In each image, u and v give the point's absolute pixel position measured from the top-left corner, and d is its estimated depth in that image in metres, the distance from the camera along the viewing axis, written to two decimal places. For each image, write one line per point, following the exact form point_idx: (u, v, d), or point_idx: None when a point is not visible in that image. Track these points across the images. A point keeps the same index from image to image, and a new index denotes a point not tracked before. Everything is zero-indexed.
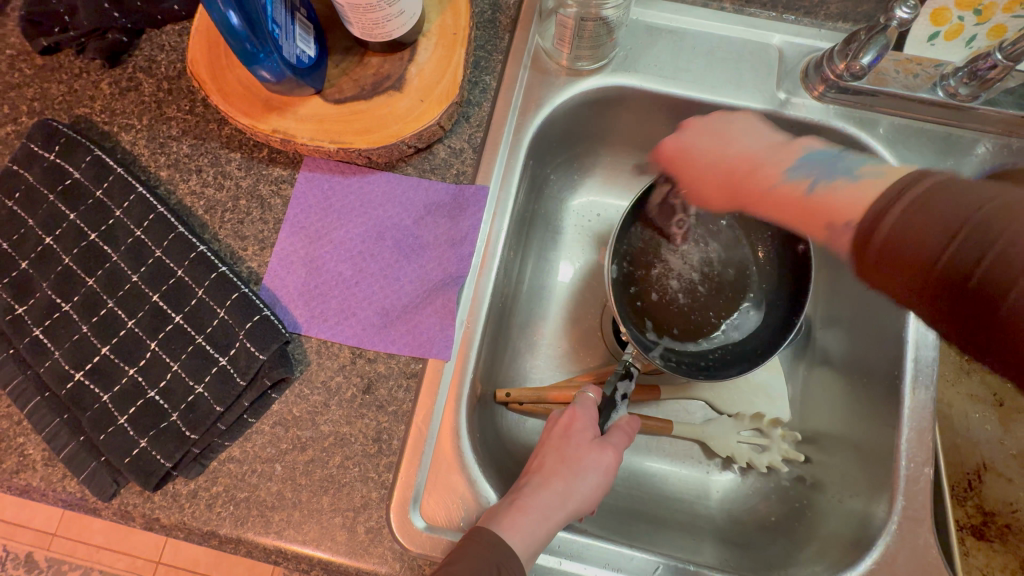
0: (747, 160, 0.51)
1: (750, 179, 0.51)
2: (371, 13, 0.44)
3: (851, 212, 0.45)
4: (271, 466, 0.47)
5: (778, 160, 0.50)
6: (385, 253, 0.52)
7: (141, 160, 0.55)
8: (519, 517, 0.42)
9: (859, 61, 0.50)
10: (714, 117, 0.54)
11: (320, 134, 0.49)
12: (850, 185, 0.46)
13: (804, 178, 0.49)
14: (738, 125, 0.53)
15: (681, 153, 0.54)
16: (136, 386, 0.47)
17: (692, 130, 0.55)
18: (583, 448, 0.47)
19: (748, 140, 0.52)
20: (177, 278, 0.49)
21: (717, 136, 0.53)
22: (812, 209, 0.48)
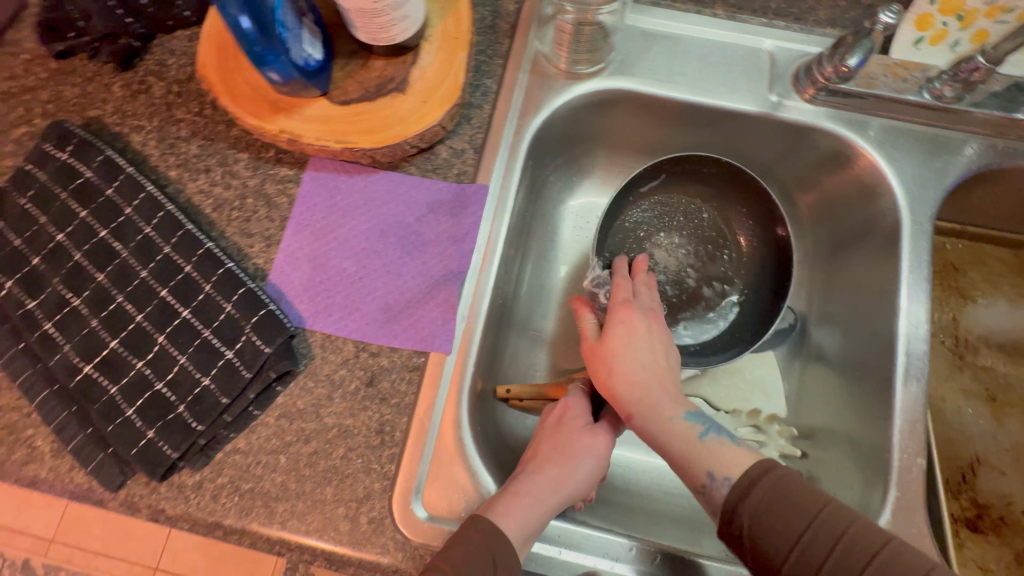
0: (654, 378, 0.47)
1: (644, 407, 0.45)
2: (378, 17, 0.46)
3: (723, 466, 0.42)
4: (276, 458, 0.48)
5: (670, 411, 0.45)
6: (388, 250, 0.53)
7: (151, 161, 0.56)
8: (513, 503, 0.43)
9: (846, 63, 0.52)
10: (647, 324, 0.50)
11: (326, 134, 0.51)
12: (713, 451, 0.43)
13: (693, 425, 0.44)
14: (642, 342, 0.48)
15: (607, 343, 0.49)
16: (143, 379, 0.48)
17: (620, 330, 0.49)
18: (575, 434, 0.48)
19: (652, 357, 0.48)
20: (185, 274, 0.51)
21: (641, 347, 0.48)
22: (668, 437, 0.44)
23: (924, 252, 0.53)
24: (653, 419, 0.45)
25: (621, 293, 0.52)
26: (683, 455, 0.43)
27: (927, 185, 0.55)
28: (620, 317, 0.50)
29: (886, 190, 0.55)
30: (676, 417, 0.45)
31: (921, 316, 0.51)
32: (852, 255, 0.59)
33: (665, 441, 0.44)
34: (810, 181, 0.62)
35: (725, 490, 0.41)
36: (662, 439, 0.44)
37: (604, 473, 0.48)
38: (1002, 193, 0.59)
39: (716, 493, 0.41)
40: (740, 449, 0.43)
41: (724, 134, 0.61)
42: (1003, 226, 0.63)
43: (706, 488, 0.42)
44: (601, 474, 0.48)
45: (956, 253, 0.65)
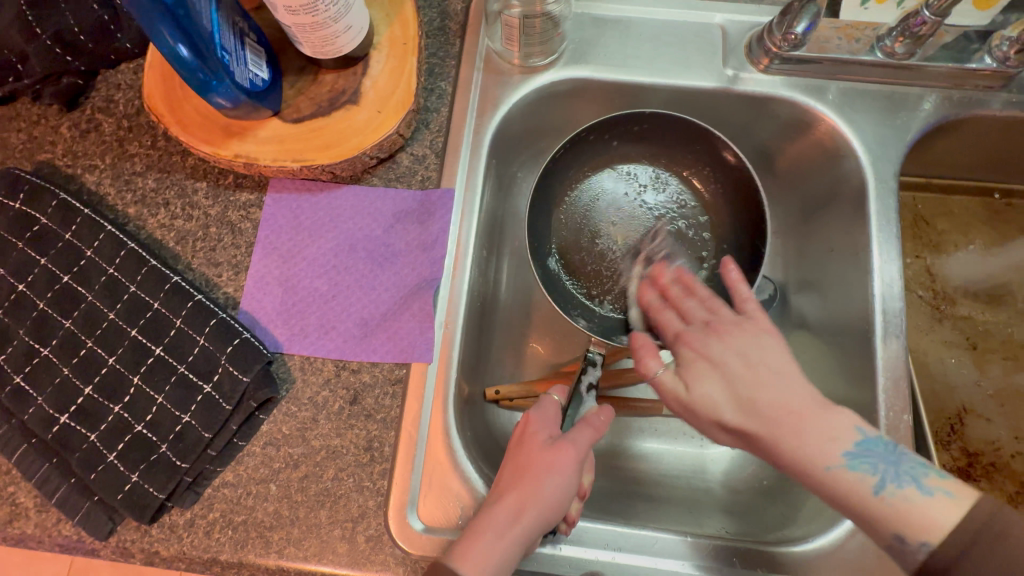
0: (800, 393, 0.40)
1: (783, 433, 0.39)
2: (318, 30, 0.46)
3: (920, 531, 0.36)
4: (266, 486, 0.47)
5: (814, 440, 0.38)
6: (358, 264, 0.52)
7: (108, 199, 0.55)
8: (472, 543, 0.42)
9: (793, 30, 0.53)
10: (722, 340, 0.44)
11: (281, 154, 0.50)
12: (893, 508, 0.37)
13: (862, 475, 0.38)
14: (774, 344, 0.43)
15: (682, 403, 0.43)
16: (122, 423, 0.47)
17: (703, 352, 0.44)
18: (534, 451, 0.45)
19: (759, 372, 0.41)
20: (155, 311, 0.50)
21: (744, 368, 0.42)
22: (838, 491, 0.38)
23: (892, 210, 0.53)
24: (807, 455, 0.38)
25: (668, 326, 0.49)
26: (865, 510, 0.37)
27: (887, 143, 0.55)
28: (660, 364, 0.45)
29: (849, 153, 0.55)
30: (848, 433, 0.38)
31: (894, 274, 0.52)
32: (823, 219, 0.60)
33: (842, 493, 0.38)
34: (774, 150, 0.62)
35: (923, 555, 0.35)
36: (843, 503, 0.38)
37: (577, 485, 0.45)
38: (963, 144, 0.59)
39: (912, 557, 0.36)
40: (935, 500, 0.36)
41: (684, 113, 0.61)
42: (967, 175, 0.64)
43: (902, 553, 0.36)
44: (573, 487, 0.45)
45: (926, 207, 0.65)
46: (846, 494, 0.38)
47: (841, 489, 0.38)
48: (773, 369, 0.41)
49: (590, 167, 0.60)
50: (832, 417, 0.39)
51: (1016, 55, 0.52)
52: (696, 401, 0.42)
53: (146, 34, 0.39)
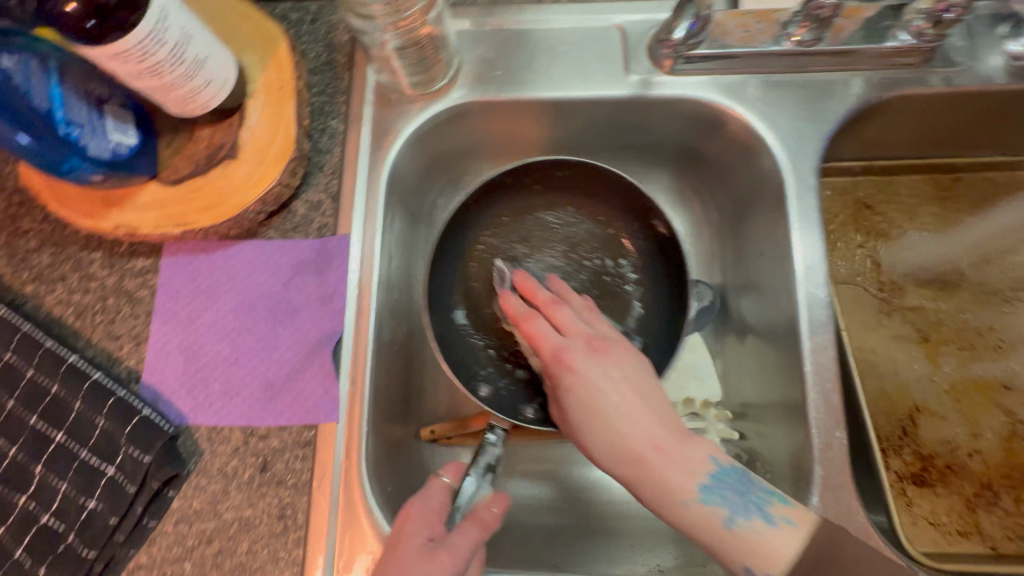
0: (649, 419, 0.39)
1: (644, 474, 0.38)
2: (172, 92, 0.43)
3: (765, 561, 0.36)
4: (180, 565, 0.46)
5: (679, 472, 0.38)
6: (259, 324, 0.50)
7: (5, 280, 0.53)
8: None
9: (674, 35, 0.50)
10: (604, 365, 0.41)
11: (163, 220, 0.48)
12: (738, 541, 0.37)
13: (716, 509, 0.38)
14: (635, 376, 0.41)
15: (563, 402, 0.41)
16: (28, 515, 0.46)
17: (590, 385, 0.40)
18: (408, 562, 0.38)
19: (629, 402, 0.39)
20: (53, 395, 0.48)
21: (620, 404, 0.39)
22: (692, 528, 0.38)
23: (813, 210, 0.50)
24: (662, 492, 0.38)
25: (547, 345, 0.43)
26: (709, 544, 0.37)
27: (805, 137, 0.51)
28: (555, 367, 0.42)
29: (766, 151, 0.52)
30: (703, 467, 0.38)
31: (820, 279, 0.49)
32: (751, 221, 0.56)
33: (696, 530, 0.38)
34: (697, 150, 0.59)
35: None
36: (694, 537, 0.38)
37: None
38: (894, 125, 0.55)
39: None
40: (776, 529, 0.37)
41: (596, 124, 0.57)
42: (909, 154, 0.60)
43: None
44: None
45: (868, 193, 0.61)
46: (697, 527, 0.38)
47: (695, 523, 0.38)
48: (633, 401, 0.40)
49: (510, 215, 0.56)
50: (694, 450, 0.39)
51: (933, 28, 0.49)
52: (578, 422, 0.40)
53: None
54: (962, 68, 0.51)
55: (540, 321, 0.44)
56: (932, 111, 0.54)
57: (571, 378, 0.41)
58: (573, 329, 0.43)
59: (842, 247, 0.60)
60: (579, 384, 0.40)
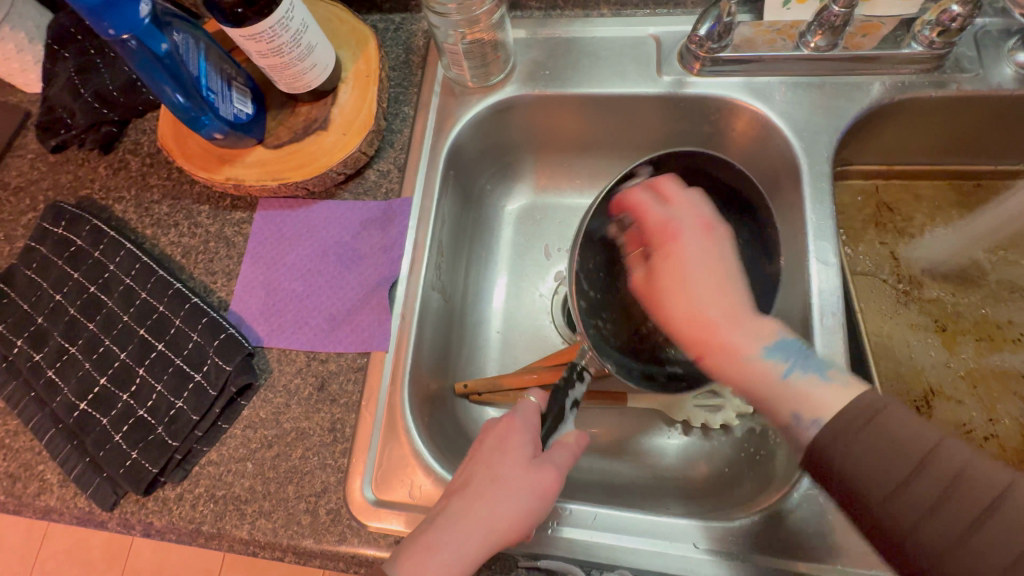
0: (719, 283, 0.43)
1: (715, 334, 0.41)
2: (288, 69, 0.54)
3: (815, 408, 0.38)
4: (244, 464, 0.53)
5: (743, 334, 0.41)
6: (329, 267, 0.59)
7: (131, 224, 0.65)
8: (423, 560, 0.40)
9: (697, 32, 0.57)
10: (701, 241, 0.45)
11: (264, 175, 0.59)
12: (799, 387, 0.39)
13: (779, 359, 0.40)
14: (704, 258, 0.44)
15: (671, 268, 0.44)
16: (127, 408, 0.55)
17: (676, 254, 0.44)
18: (514, 468, 0.43)
19: (709, 274, 0.43)
20: (159, 313, 0.58)
21: (701, 267, 0.43)
22: (750, 374, 0.40)
23: (826, 192, 0.55)
24: (734, 346, 0.41)
25: (653, 217, 0.47)
26: (769, 393, 0.40)
27: (819, 132, 0.57)
28: (660, 245, 0.46)
29: (784, 144, 0.58)
30: (762, 351, 0.40)
31: (830, 253, 0.53)
32: (772, 210, 0.61)
33: (748, 375, 0.40)
34: (722, 147, 0.65)
35: (814, 430, 0.38)
36: (749, 375, 0.40)
37: (552, 509, 0.44)
38: (910, 127, 0.60)
39: (800, 431, 0.38)
40: (832, 384, 0.38)
41: (631, 121, 0.65)
42: (928, 160, 0.63)
43: (794, 431, 0.39)
44: (545, 511, 0.43)
45: (888, 194, 0.65)
46: (752, 377, 0.40)
47: (750, 373, 0.40)
48: (709, 270, 0.43)
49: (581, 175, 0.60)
50: (747, 330, 0.41)
51: (940, 38, 0.54)
52: (668, 285, 0.43)
53: (152, 90, 0.50)
54: (971, 74, 0.56)
55: (672, 184, 0.48)
56: (946, 113, 0.58)
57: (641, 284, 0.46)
58: (690, 213, 0.46)
59: (861, 242, 0.63)
60: (680, 254, 0.44)
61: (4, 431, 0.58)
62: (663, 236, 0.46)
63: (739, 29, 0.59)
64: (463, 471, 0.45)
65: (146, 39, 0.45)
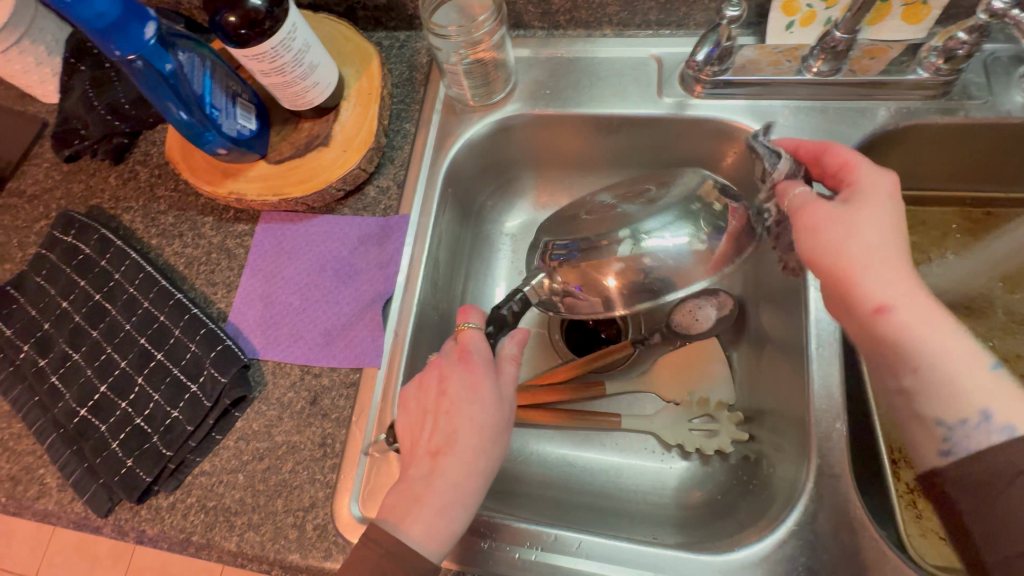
0: (892, 230, 0.41)
1: (901, 292, 0.38)
2: (290, 88, 0.55)
3: (1009, 414, 0.34)
4: (235, 476, 0.54)
5: (875, 278, 0.39)
6: (326, 282, 0.60)
7: (138, 233, 0.67)
8: (414, 509, 0.43)
9: (695, 57, 0.56)
10: (864, 200, 0.43)
11: (265, 190, 0.60)
12: (999, 387, 0.35)
13: (982, 351, 0.36)
14: (887, 216, 0.42)
15: (807, 224, 0.44)
16: (125, 416, 0.56)
17: (863, 206, 0.42)
18: (452, 395, 0.46)
19: (887, 237, 0.41)
20: (160, 323, 0.59)
21: (877, 220, 0.42)
22: (945, 355, 0.36)
23: None
24: (939, 342, 0.36)
25: (863, 171, 0.45)
26: (961, 371, 0.36)
27: None
28: (851, 197, 0.44)
29: None
30: (957, 331, 0.37)
31: None
32: None
33: (930, 359, 0.36)
34: (722, 169, 0.64)
35: (1001, 438, 0.34)
36: (939, 370, 0.36)
37: (501, 413, 0.47)
38: (916, 153, 0.59)
39: (982, 436, 0.35)
40: (1018, 412, 0.34)
41: (631, 141, 0.65)
42: (936, 185, 0.62)
43: (948, 442, 0.36)
44: (497, 419, 0.46)
45: None
46: (942, 332, 0.37)
47: (935, 322, 0.37)
48: (899, 236, 0.41)
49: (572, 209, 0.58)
50: (930, 301, 0.38)
51: (946, 64, 0.53)
52: (823, 240, 0.43)
53: (159, 107, 0.51)
54: (979, 102, 0.55)
55: (846, 150, 0.47)
56: (953, 140, 0.57)
57: (799, 202, 0.46)
58: (873, 179, 0.44)
59: None
60: (857, 217, 0.42)
61: (9, 434, 0.60)
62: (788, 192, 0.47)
63: (742, 52, 0.59)
64: (426, 417, 0.47)
65: (151, 59, 0.47)
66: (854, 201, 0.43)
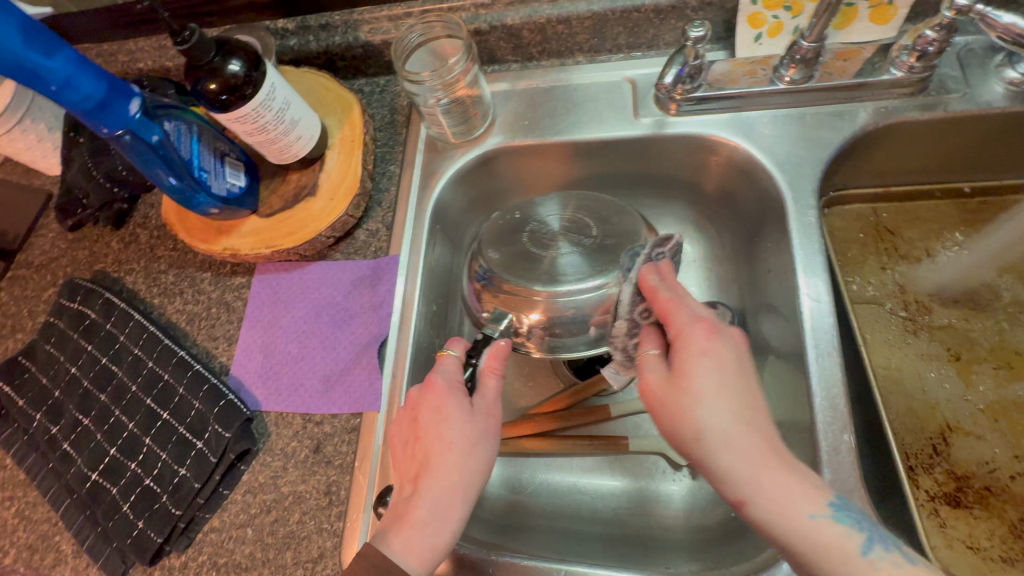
0: (748, 424, 0.38)
1: (759, 491, 0.37)
2: (274, 144, 0.57)
3: None
4: (244, 530, 0.54)
5: (738, 473, 0.37)
6: (323, 328, 0.61)
7: (141, 293, 0.68)
8: (396, 528, 0.42)
9: (666, 79, 0.57)
10: (710, 359, 0.40)
11: (257, 243, 0.61)
12: (880, 574, 0.35)
13: (849, 532, 0.36)
14: (718, 375, 0.40)
15: (671, 396, 0.41)
16: (135, 477, 0.57)
17: (689, 376, 0.40)
18: (422, 419, 0.47)
19: (735, 420, 0.38)
20: (164, 381, 0.60)
21: (713, 395, 0.39)
22: (822, 548, 0.36)
23: (813, 227, 0.53)
24: (784, 522, 0.36)
25: (677, 317, 0.43)
26: (841, 574, 0.36)
27: (802, 165, 0.56)
28: (677, 363, 0.41)
29: (767, 178, 0.57)
30: (815, 517, 0.36)
31: (822, 290, 0.51)
32: (763, 243, 0.60)
33: (811, 553, 0.36)
34: (707, 182, 0.64)
35: None
36: (813, 560, 0.36)
37: (476, 427, 0.47)
38: (900, 150, 0.58)
39: None
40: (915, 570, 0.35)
41: (613, 163, 0.65)
42: (925, 180, 0.61)
43: None
44: (472, 432, 0.46)
45: (887, 217, 0.62)
46: (812, 548, 0.36)
47: (811, 544, 0.36)
48: (744, 416, 0.39)
49: (500, 221, 0.59)
50: (782, 474, 0.37)
51: (919, 61, 0.53)
52: (671, 425, 0.41)
53: (149, 176, 0.53)
54: (957, 95, 0.54)
55: (665, 298, 0.44)
56: (936, 134, 0.56)
57: (643, 364, 0.44)
58: (689, 328, 0.42)
59: (860, 269, 0.61)
60: (692, 389, 0.40)
61: (25, 502, 0.61)
62: (673, 328, 0.43)
63: (713, 66, 0.60)
64: (409, 445, 0.47)
65: (139, 131, 0.49)
66: (676, 369, 0.41)
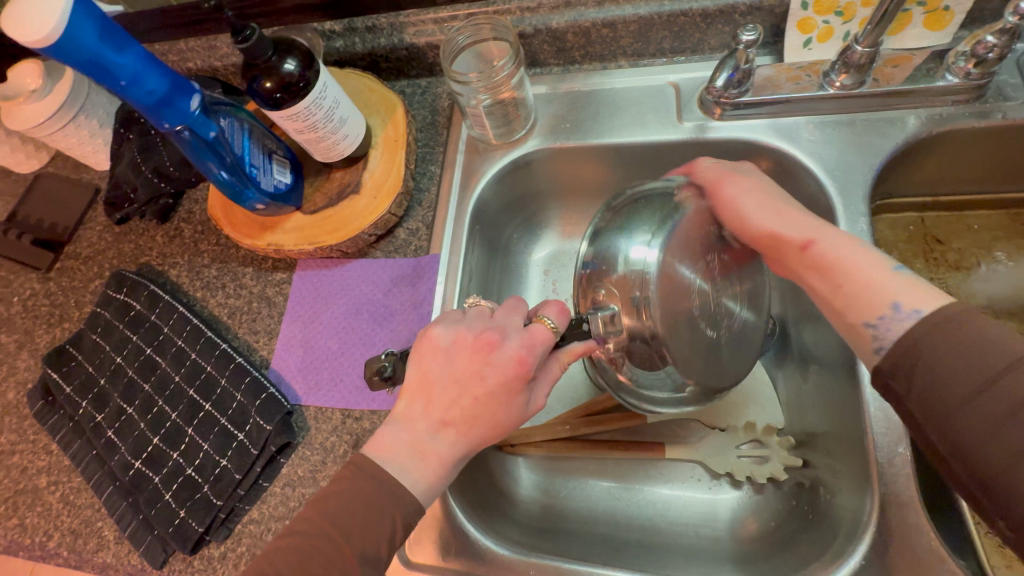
0: (775, 213, 0.44)
1: (819, 230, 0.42)
2: (322, 142, 0.58)
3: (914, 302, 0.37)
4: (283, 523, 0.54)
5: (792, 226, 0.43)
6: (362, 324, 0.61)
7: (184, 287, 0.70)
8: (420, 465, 0.41)
9: (715, 82, 0.57)
10: (736, 180, 0.47)
11: (302, 240, 0.62)
12: (897, 282, 0.38)
13: (883, 258, 0.40)
14: (747, 195, 0.46)
15: (726, 207, 0.46)
16: (177, 466, 0.58)
17: (731, 193, 0.46)
18: (491, 373, 0.42)
19: (763, 212, 0.45)
20: (206, 373, 0.61)
21: (755, 202, 0.45)
22: (870, 279, 0.39)
23: (863, 234, 0.52)
24: (846, 259, 0.40)
25: (708, 169, 0.49)
26: (866, 292, 0.39)
27: (852, 170, 0.55)
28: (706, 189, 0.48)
29: (815, 184, 0.56)
30: (868, 250, 0.40)
31: None
32: None
33: (846, 272, 0.40)
34: None
35: (913, 322, 0.36)
36: (853, 294, 0.39)
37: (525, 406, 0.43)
38: (953, 157, 0.57)
39: (901, 326, 0.37)
40: (924, 289, 0.37)
41: (654, 166, 0.65)
42: (977, 190, 0.60)
43: (877, 339, 0.38)
44: (520, 410, 0.43)
45: (936, 226, 0.61)
46: (857, 288, 0.39)
47: (855, 289, 0.39)
48: (792, 208, 0.45)
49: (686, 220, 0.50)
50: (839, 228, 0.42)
51: (977, 68, 0.52)
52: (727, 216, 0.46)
53: (201, 171, 0.54)
54: (1016, 102, 0.53)
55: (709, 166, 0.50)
56: (993, 142, 0.55)
57: (714, 177, 0.48)
58: (713, 170, 0.49)
59: None
60: (737, 199, 0.46)
61: (69, 488, 0.62)
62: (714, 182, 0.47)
63: (761, 70, 0.59)
64: (459, 386, 0.42)
65: (196, 127, 0.50)
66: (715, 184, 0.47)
